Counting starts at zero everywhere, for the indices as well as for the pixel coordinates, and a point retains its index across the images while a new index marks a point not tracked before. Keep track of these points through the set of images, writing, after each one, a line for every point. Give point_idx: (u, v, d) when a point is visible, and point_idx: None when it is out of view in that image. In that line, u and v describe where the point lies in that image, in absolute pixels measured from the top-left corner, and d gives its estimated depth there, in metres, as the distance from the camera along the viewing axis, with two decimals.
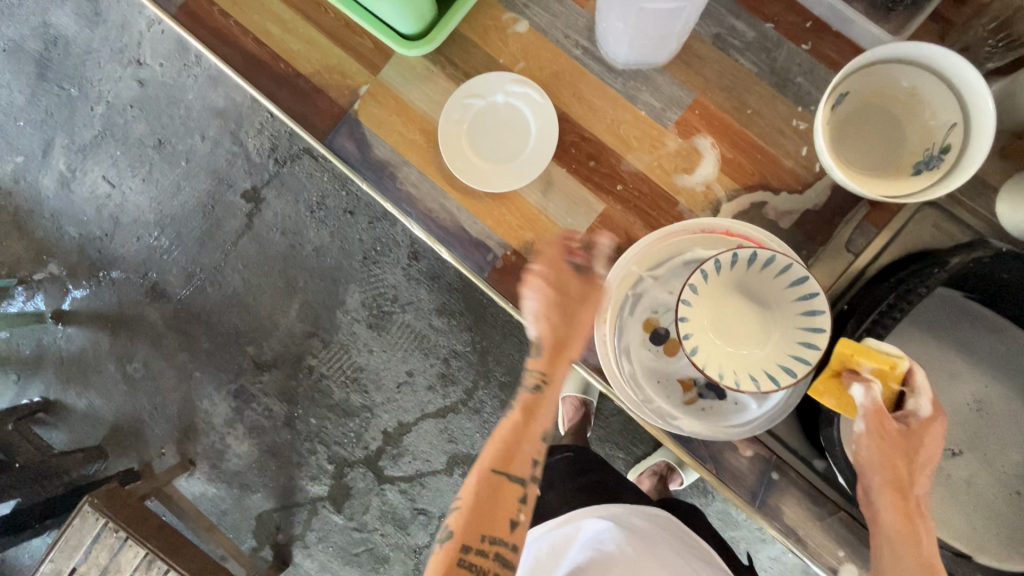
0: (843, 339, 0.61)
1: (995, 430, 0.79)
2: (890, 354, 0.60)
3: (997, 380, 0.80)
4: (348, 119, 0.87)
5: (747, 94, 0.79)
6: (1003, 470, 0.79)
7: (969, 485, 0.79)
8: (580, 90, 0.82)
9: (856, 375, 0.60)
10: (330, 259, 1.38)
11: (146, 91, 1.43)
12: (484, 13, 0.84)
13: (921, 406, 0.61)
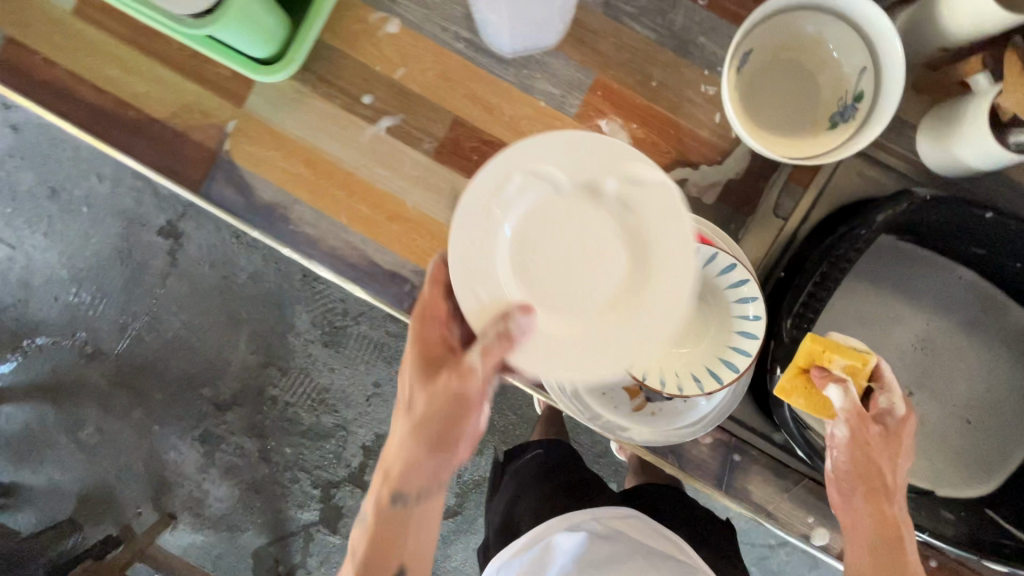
0: (814, 336, 0.62)
1: (941, 366, 0.80)
2: (860, 351, 0.62)
3: (938, 317, 0.79)
4: (222, 163, 0.77)
5: (649, 65, 0.73)
6: (953, 403, 0.80)
7: (923, 423, 0.80)
8: (471, 88, 0.74)
9: (829, 375, 0.61)
10: (269, 283, 1.21)
11: (22, 136, 1.19)
12: (347, 17, 0.74)
13: (894, 401, 0.63)
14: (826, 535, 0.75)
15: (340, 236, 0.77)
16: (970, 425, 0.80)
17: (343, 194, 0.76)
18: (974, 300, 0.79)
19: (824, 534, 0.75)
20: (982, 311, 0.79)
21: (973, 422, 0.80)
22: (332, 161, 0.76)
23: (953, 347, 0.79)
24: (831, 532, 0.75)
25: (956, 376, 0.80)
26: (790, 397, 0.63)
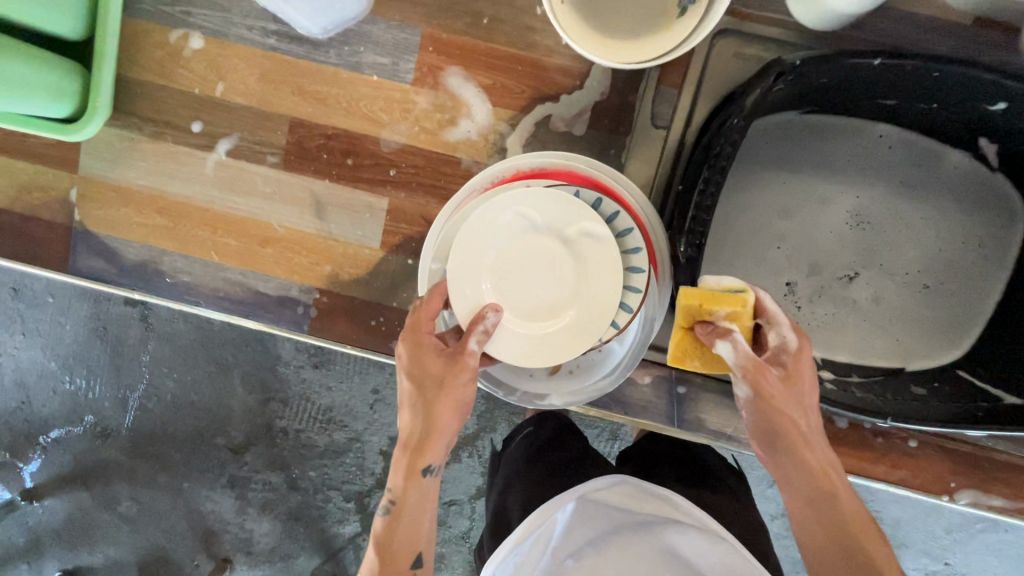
0: (684, 289, 0.52)
1: (886, 236, 0.72)
2: (734, 291, 0.52)
3: (868, 186, 0.72)
4: (78, 235, 0.72)
5: (475, 2, 0.65)
6: (908, 272, 0.73)
7: (879, 302, 0.74)
8: (298, 83, 0.68)
9: (713, 328, 0.51)
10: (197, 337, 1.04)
11: None
12: (149, 45, 0.68)
13: (787, 337, 0.51)
14: None
15: (218, 275, 0.72)
16: (933, 291, 0.73)
17: (207, 232, 0.71)
18: (905, 155, 0.71)
19: None
20: (916, 166, 0.71)
21: (935, 286, 0.73)
22: (185, 202, 0.71)
23: (895, 212, 0.72)
24: None
25: (905, 242, 0.72)
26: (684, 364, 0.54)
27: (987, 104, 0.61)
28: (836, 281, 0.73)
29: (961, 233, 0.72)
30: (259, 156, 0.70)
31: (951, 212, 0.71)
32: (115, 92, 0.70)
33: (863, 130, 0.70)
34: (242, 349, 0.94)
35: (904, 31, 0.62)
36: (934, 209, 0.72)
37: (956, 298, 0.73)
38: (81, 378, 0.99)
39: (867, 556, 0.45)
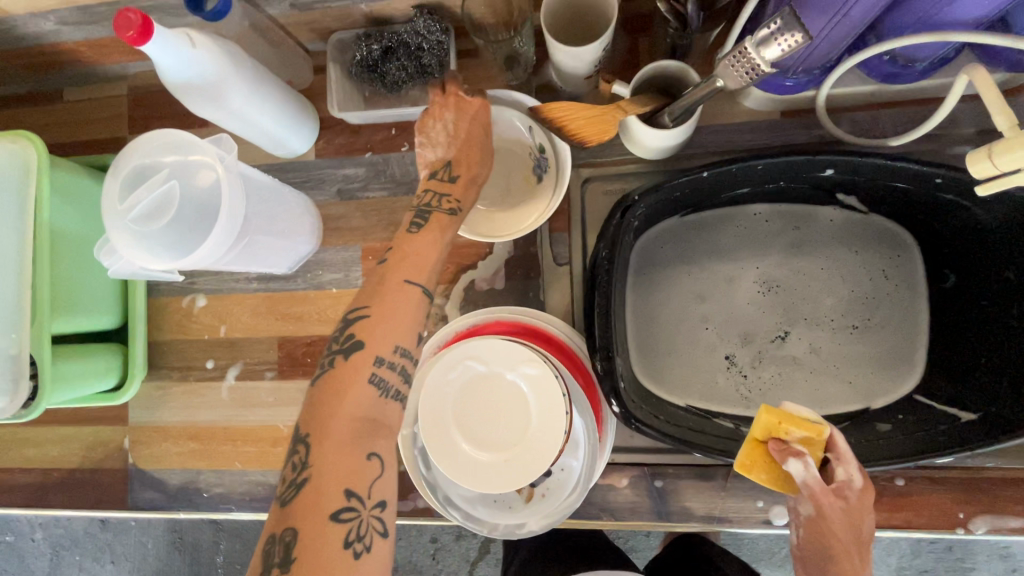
0: (768, 408, 0.62)
1: (797, 293, 0.80)
2: (816, 421, 0.61)
3: (763, 257, 0.81)
4: (133, 474, 0.88)
5: (395, 214, 0.84)
6: (832, 318, 0.79)
7: (818, 352, 0.78)
8: (279, 310, 0.86)
9: (786, 447, 0.61)
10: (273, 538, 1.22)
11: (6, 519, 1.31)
12: (168, 311, 0.88)
13: (853, 475, 0.61)
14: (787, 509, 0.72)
15: (245, 479, 0.85)
16: (862, 328, 0.78)
17: (230, 446, 0.86)
18: (784, 222, 0.80)
19: (782, 511, 0.72)
20: (796, 229, 0.80)
21: (863, 323, 0.78)
22: (210, 425, 0.87)
23: (797, 271, 0.80)
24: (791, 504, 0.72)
25: (817, 294, 0.79)
26: (749, 471, 0.63)
27: (819, 172, 0.72)
28: (768, 344, 0.79)
29: (863, 272, 0.79)
30: (261, 374, 0.86)
31: (846, 257, 0.79)
32: (149, 355, 0.89)
33: (736, 214, 0.81)
34: None
35: (729, 139, 0.76)
36: (829, 258, 0.79)
37: (889, 327, 0.77)
38: None
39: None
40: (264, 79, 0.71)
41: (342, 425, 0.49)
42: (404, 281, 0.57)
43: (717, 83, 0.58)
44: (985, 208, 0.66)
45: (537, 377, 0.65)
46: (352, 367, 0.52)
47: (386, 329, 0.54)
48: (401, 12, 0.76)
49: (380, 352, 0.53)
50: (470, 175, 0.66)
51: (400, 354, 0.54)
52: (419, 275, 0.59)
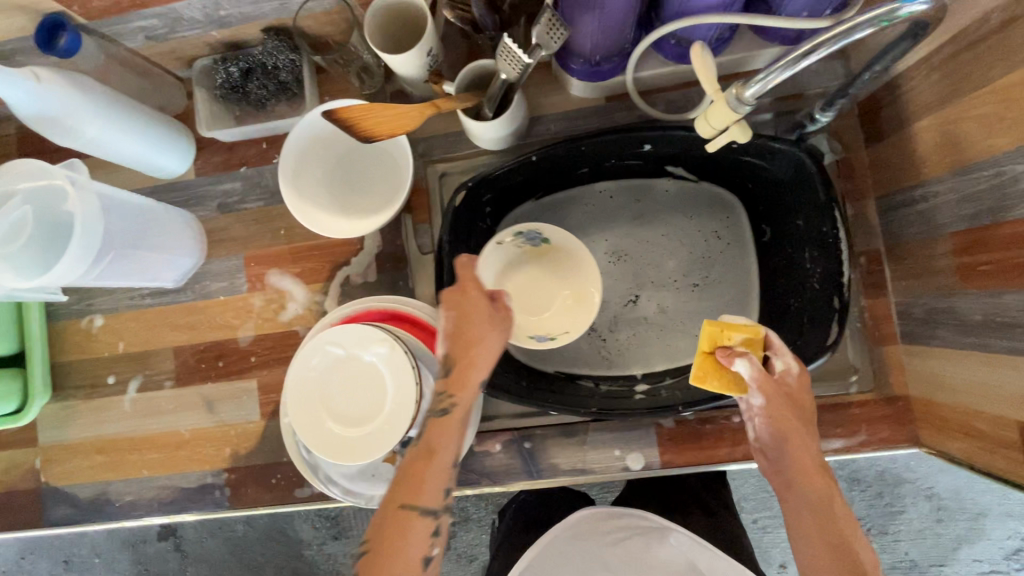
0: (710, 320, 0.65)
1: (644, 258, 0.87)
2: (750, 324, 0.65)
3: (613, 228, 0.88)
4: (46, 492, 0.92)
5: (273, 222, 0.90)
6: (673, 279, 0.86)
7: (664, 311, 0.86)
8: (172, 321, 0.91)
9: (731, 351, 0.63)
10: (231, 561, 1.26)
11: None
12: (67, 334, 0.93)
13: (793, 364, 0.64)
14: (642, 455, 0.79)
15: (152, 485, 0.90)
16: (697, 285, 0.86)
17: (137, 455, 0.90)
18: (627, 196, 0.88)
19: (637, 457, 0.79)
20: (638, 202, 0.88)
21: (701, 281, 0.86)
22: (115, 437, 0.91)
23: (643, 239, 0.88)
24: (645, 450, 0.80)
25: (660, 258, 0.87)
26: (704, 382, 0.64)
27: (638, 148, 0.79)
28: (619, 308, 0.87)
29: (698, 237, 0.87)
30: (160, 384, 0.91)
31: (682, 224, 0.87)
32: (52, 378, 0.93)
33: (586, 194, 0.89)
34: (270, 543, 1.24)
35: (563, 126, 0.84)
36: (668, 226, 0.87)
37: (722, 285, 0.86)
38: None
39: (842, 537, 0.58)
40: (119, 109, 0.77)
41: (396, 521, 0.58)
42: (428, 440, 0.62)
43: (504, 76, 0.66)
44: (773, 166, 0.74)
45: (388, 354, 0.72)
46: (397, 518, 0.58)
47: (389, 562, 0.56)
48: (251, 35, 0.82)
49: (413, 520, 0.58)
50: (461, 407, 0.64)
51: (427, 560, 0.59)
52: (416, 497, 0.59)
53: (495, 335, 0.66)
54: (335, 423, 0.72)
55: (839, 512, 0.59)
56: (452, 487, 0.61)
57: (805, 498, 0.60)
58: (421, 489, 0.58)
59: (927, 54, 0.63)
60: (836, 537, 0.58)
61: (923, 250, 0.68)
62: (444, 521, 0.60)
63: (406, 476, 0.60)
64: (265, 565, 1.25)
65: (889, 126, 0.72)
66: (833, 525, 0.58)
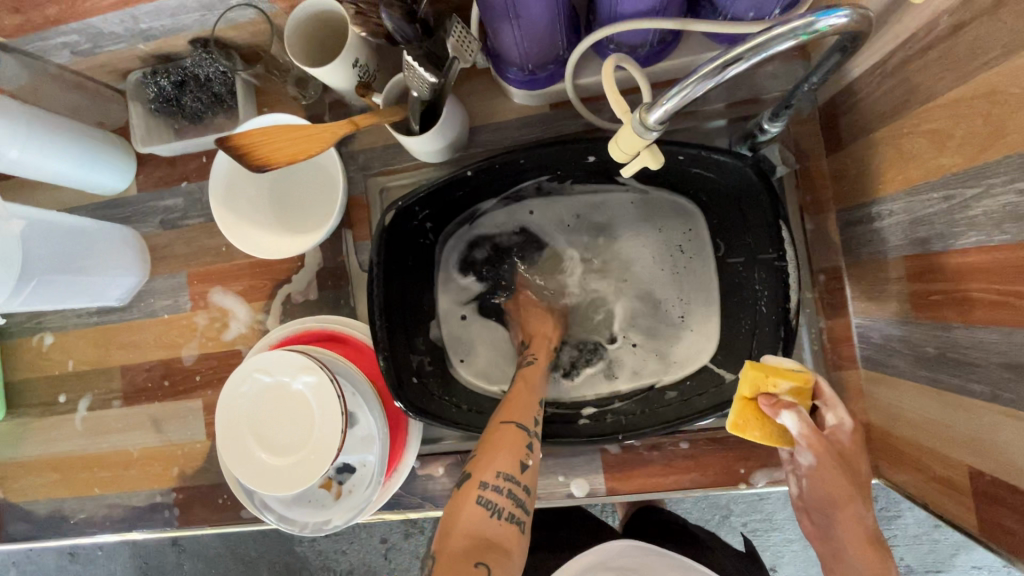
0: (751, 362, 0.58)
1: (606, 277, 0.84)
2: (798, 369, 0.58)
3: (571, 246, 0.85)
4: (5, 508, 0.93)
5: (215, 238, 0.88)
6: (635, 296, 0.83)
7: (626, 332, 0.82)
8: (120, 339, 0.90)
9: (777, 401, 0.57)
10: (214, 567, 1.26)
11: None
12: (18, 352, 0.93)
13: (843, 418, 0.59)
14: (585, 480, 0.77)
15: (104, 503, 0.90)
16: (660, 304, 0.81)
17: (89, 473, 0.90)
18: (591, 211, 0.83)
19: (581, 483, 0.77)
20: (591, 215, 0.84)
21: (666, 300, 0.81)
22: (68, 454, 0.91)
23: (607, 257, 0.84)
24: (589, 475, 0.77)
25: (620, 275, 0.84)
26: (745, 433, 0.58)
27: (583, 159, 0.74)
28: (577, 331, 0.84)
29: (664, 255, 0.82)
30: (110, 402, 0.90)
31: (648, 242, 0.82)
32: (6, 396, 0.93)
33: (546, 210, 0.84)
34: (262, 544, 1.24)
35: (505, 136, 0.80)
36: (632, 244, 0.83)
37: (687, 306, 0.80)
38: None
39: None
40: (45, 127, 0.75)
41: (475, 502, 0.58)
42: (501, 420, 0.64)
43: (417, 95, 0.64)
44: (723, 179, 0.69)
45: (315, 383, 0.69)
46: (464, 492, 0.59)
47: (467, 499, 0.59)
48: (179, 47, 0.79)
49: (507, 454, 0.61)
50: (534, 366, 0.72)
51: (504, 478, 0.59)
52: (502, 457, 0.61)
53: (540, 320, 0.79)
54: (264, 454, 0.70)
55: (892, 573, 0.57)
56: (531, 456, 0.63)
57: (870, 557, 0.57)
58: (516, 406, 0.66)
59: (882, 59, 0.57)
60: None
61: (880, 272, 0.63)
62: (536, 443, 0.64)
63: (488, 437, 0.63)
64: (259, 560, 1.24)
65: (848, 135, 0.66)
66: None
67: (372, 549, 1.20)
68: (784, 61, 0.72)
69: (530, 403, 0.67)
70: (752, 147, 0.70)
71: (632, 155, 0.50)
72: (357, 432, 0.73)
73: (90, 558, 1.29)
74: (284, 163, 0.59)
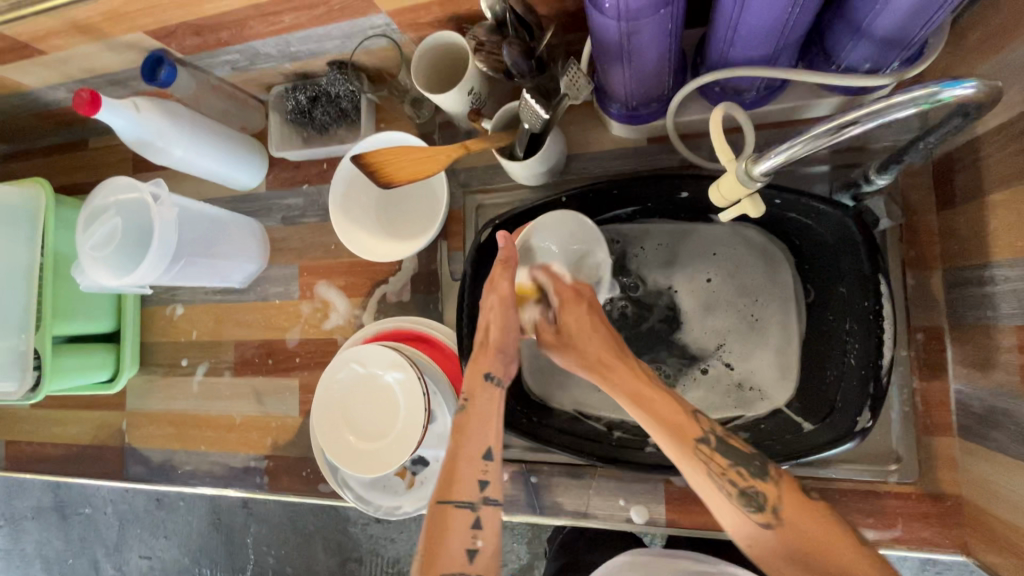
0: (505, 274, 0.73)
1: (706, 299, 0.81)
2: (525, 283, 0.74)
3: (670, 271, 0.83)
4: (128, 450, 1.07)
5: (326, 237, 0.98)
6: (731, 314, 0.80)
7: (721, 354, 0.79)
8: (237, 317, 1.02)
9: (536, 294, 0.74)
10: (276, 535, 1.36)
11: (60, 492, 1.55)
12: (155, 317, 1.08)
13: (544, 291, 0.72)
14: (646, 507, 0.78)
15: (206, 459, 1.02)
16: (757, 333, 0.78)
17: (197, 430, 1.03)
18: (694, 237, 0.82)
19: (641, 510, 0.78)
20: (671, 243, 0.83)
21: (762, 324, 0.78)
22: (182, 411, 1.04)
23: (704, 282, 0.81)
24: (650, 503, 0.78)
25: (734, 301, 0.80)
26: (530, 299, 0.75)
27: (676, 195, 0.76)
28: (676, 346, 0.81)
29: (766, 287, 0.79)
30: (221, 371, 1.02)
31: (750, 272, 0.79)
32: (140, 353, 1.08)
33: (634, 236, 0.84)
34: (321, 521, 1.33)
35: (599, 165, 0.83)
36: (737, 271, 0.80)
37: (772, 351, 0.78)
38: (208, 570, 1.43)
39: (821, 543, 0.49)
40: (205, 131, 0.87)
41: (449, 535, 0.60)
42: (437, 501, 0.62)
43: (529, 128, 0.68)
44: (820, 226, 0.69)
45: (405, 378, 0.76)
46: (444, 520, 0.61)
47: (441, 523, 0.60)
48: (318, 67, 0.89)
49: (453, 548, 0.59)
50: (479, 410, 0.67)
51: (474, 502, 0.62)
52: (474, 466, 0.63)
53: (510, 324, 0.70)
54: (354, 436, 0.78)
55: (820, 528, 0.50)
56: (480, 536, 0.60)
57: (722, 490, 0.55)
58: (453, 483, 0.62)
59: (1008, 121, 0.55)
60: (815, 559, 0.49)
61: (989, 338, 0.60)
62: (488, 514, 0.62)
63: (429, 526, 0.61)
64: (315, 533, 1.33)
65: (961, 193, 0.64)
66: (814, 545, 0.50)
67: (421, 541, 1.26)
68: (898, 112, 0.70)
69: (475, 460, 0.64)
70: (855, 197, 0.69)
71: (734, 200, 0.53)
72: (435, 428, 0.81)
73: (175, 505, 1.45)
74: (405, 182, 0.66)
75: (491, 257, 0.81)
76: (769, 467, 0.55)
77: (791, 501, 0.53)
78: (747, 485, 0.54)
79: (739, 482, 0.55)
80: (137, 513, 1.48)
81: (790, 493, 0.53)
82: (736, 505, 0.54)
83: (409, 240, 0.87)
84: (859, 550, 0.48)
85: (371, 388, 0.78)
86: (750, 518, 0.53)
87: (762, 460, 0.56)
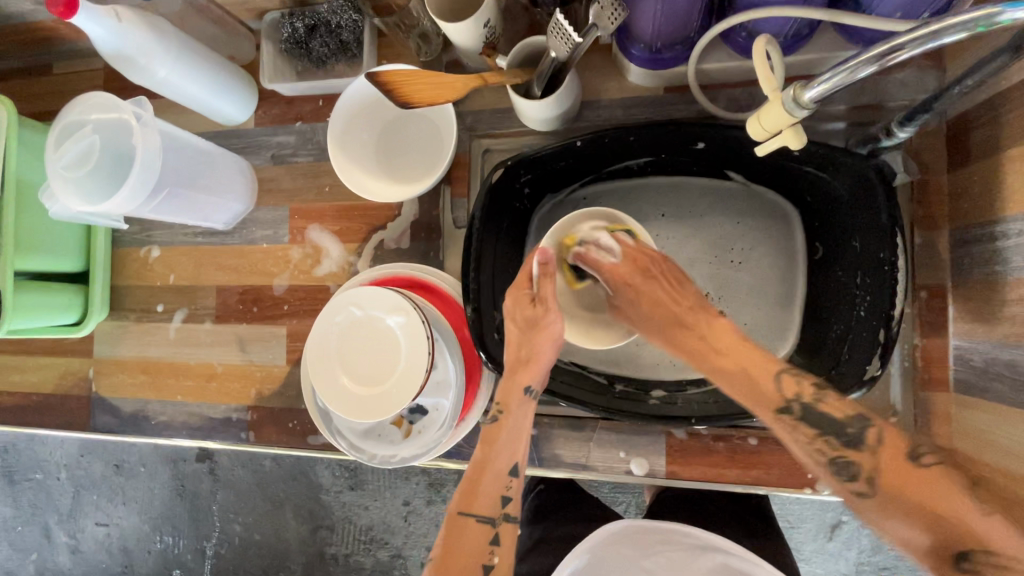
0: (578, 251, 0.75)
1: (702, 256, 0.80)
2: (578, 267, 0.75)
3: (677, 224, 0.81)
4: (95, 401, 1.00)
5: (320, 178, 0.93)
6: (718, 267, 0.79)
7: (714, 305, 0.78)
8: (219, 261, 0.96)
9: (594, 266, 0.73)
10: (245, 498, 1.31)
11: (9, 454, 1.46)
12: (128, 259, 1.01)
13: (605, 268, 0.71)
14: (646, 458, 0.78)
15: (183, 410, 0.96)
16: (743, 278, 0.78)
17: (173, 380, 0.97)
18: (697, 192, 0.81)
19: (642, 462, 0.78)
20: (669, 199, 0.81)
21: (751, 272, 0.78)
22: (156, 360, 0.98)
23: (683, 239, 0.80)
24: (650, 454, 0.78)
25: (734, 254, 0.79)
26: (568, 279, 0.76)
27: (691, 145, 0.73)
28: None
29: (747, 238, 0.79)
30: (201, 319, 0.97)
31: (729, 225, 0.80)
32: (110, 297, 1.00)
33: (639, 190, 0.82)
34: (293, 486, 1.29)
35: (613, 112, 0.81)
36: (705, 225, 0.80)
37: (773, 308, 0.78)
38: (170, 536, 1.38)
39: (926, 505, 0.44)
40: (193, 51, 0.80)
41: (469, 534, 0.60)
42: (458, 513, 0.61)
43: (554, 56, 0.65)
44: (838, 180, 0.69)
45: (410, 321, 0.73)
46: (462, 524, 0.60)
47: (462, 536, 0.60)
48: None
49: (468, 557, 0.58)
50: (510, 426, 0.65)
51: (502, 515, 0.62)
52: (501, 475, 0.63)
53: (551, 346, 0.67)
54: (351, 379, 0.74)
55: (923, 483, 0.46)
56: (497, 551, 0.60)
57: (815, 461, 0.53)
58: (475, 496, 0.61)
59: None
60: (928, 520, 0.44)
61: (996, 291, 0.62)
62: (506, 530, 0.61)
63: (445, 535, 0.60)
64: (285, 500, 1.29)
65: (976, 151, 0.65)
66: (932, 505, 0.44)
67: (394, 508, 1.24)
68: (916, 70, 0.70)
69: (499, 476, 0.63)
70: (871, 152, 0.69)
71: (774, 132, 0.53)
72: (435, 376, 0.78)
73: (136, 470, 1.38)
74: (423, 103, 0.64)
75: (498, 204, 0.78)
76: (866, 436, 0.51)
77: (891, 468, 0.48)
78: (838, 454, 0.51)
79: (835, 452, 0.51)
80: (93, 478, 1.40)
81: (894, 461, 0.48)
82: (829, 473, 0.51)
83: (413, 182, 0.83)
84: (975, 507, 0.43)
85: (373, 331, 0.74)
86: (846, 488, 0.49)
87: (858, 425, 0.52)
